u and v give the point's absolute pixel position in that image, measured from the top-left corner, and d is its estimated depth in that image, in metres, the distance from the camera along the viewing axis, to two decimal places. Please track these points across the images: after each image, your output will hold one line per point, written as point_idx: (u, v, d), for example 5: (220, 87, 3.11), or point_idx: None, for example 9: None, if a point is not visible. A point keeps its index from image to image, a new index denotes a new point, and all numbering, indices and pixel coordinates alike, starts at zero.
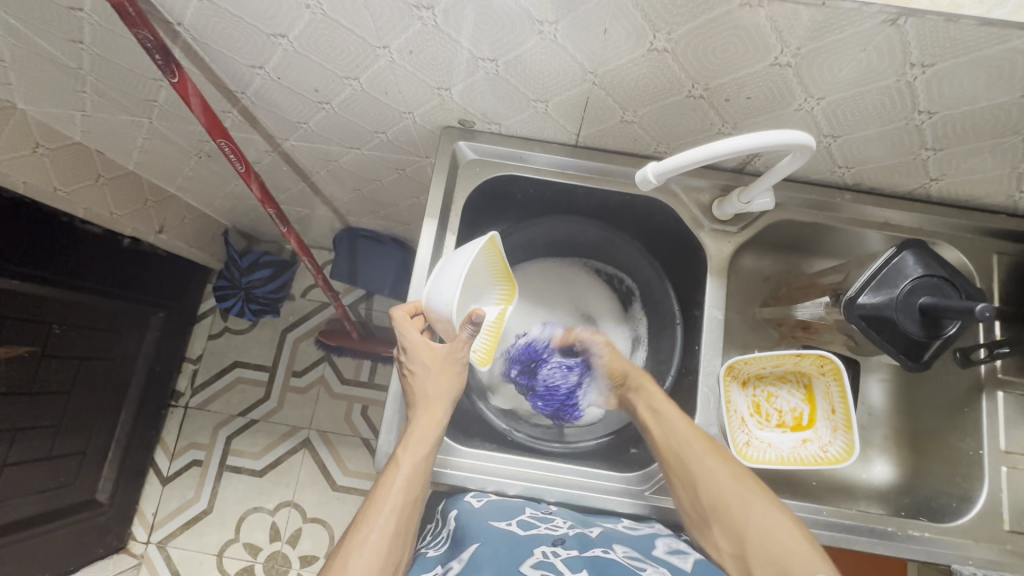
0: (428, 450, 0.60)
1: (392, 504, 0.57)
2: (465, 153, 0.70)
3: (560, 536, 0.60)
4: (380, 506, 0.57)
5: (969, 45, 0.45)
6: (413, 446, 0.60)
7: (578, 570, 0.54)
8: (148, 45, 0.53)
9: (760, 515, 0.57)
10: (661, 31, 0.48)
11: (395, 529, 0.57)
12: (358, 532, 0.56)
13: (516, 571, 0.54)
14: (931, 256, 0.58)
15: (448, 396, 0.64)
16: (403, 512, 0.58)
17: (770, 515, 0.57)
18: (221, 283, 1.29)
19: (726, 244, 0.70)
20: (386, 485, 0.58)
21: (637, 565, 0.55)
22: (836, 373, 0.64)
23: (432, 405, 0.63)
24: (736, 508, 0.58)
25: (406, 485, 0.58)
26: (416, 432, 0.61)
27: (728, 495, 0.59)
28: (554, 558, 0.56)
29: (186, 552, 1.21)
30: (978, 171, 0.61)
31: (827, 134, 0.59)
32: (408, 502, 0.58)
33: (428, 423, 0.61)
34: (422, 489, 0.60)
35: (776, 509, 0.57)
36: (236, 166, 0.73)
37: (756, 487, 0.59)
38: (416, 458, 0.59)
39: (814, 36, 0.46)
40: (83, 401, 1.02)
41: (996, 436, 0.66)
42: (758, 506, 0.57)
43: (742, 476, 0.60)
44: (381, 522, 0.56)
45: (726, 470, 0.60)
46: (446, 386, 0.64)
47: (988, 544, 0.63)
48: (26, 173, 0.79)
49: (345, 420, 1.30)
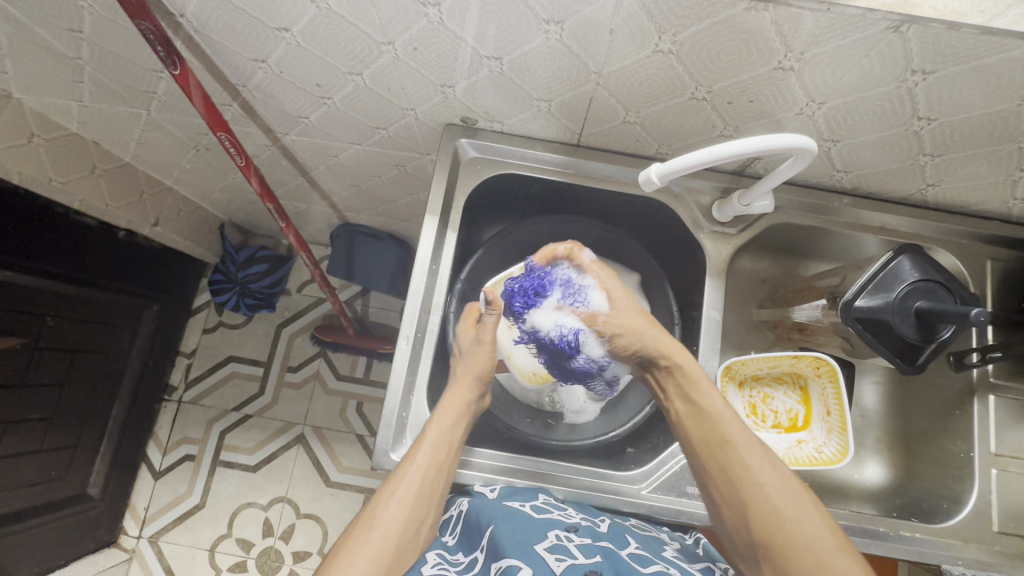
0: (454, 421, 0.62)
1: (418, 466, 0.58)
2: (466, 151, 0.71)
3: (572, 523, 0.58)
4: (406, 468, 0.58)
5: (970, 53, 0.46)
6: (441, 417, 0.61)
7: (593, 556, 0.54)
8: (150, 37, 0.53)
9: (812, 531, 0.53)
10: (666, 33, 0.49)
11: (419, 490, 0.58)
12: (385, 489, 0.58)
13: (532, 552, 0.54)
14: (927, 261, 0.59)
15: (475, 375, 0.67)
16: (428, 477, 0.59)
17: (821, 533, 0.53)
18: (216, 277, 1.28)
19: (725, 245, 0.71)
20: (412, 451, 0.59)
21: (645, 562, 0.55)
22: (832, 374, 0.66)
23: (462, 383, 0.66)
24: (790, 523, 0.53)
25: (431, 454, 0.59)
26: (445, 407, 0.63)
27: (782, 508, 0.54)
28: (568, 541, 0.55)
29: (178, 547, 1.20)
30: (974, 178, 0.62)
31: (827, 139, 0.60)
32: (434, 468, 0.59)
33: (457, 397, 0.64)
34: (449, 460, 0.61)
35: (826, 525, 0.54)
36: (236, 159, 0.72)
37: (808, 500, 0.55)
38: (442, 431, 0.60)
39: (818, 41, 0.47)
40: (76, 394, 1.01)
41: (987, 439, 0.67)
42: (810, 521, 0.53)
43: (794, 487, 0.56)
44: (407, 481, 0.58)
45: (777, 479, 0.56)
46: (481, 365, 0.67)
47: (977, 545, 0.64)
48: (20, 162, 0.79)
49: (340, 416, 1.30)
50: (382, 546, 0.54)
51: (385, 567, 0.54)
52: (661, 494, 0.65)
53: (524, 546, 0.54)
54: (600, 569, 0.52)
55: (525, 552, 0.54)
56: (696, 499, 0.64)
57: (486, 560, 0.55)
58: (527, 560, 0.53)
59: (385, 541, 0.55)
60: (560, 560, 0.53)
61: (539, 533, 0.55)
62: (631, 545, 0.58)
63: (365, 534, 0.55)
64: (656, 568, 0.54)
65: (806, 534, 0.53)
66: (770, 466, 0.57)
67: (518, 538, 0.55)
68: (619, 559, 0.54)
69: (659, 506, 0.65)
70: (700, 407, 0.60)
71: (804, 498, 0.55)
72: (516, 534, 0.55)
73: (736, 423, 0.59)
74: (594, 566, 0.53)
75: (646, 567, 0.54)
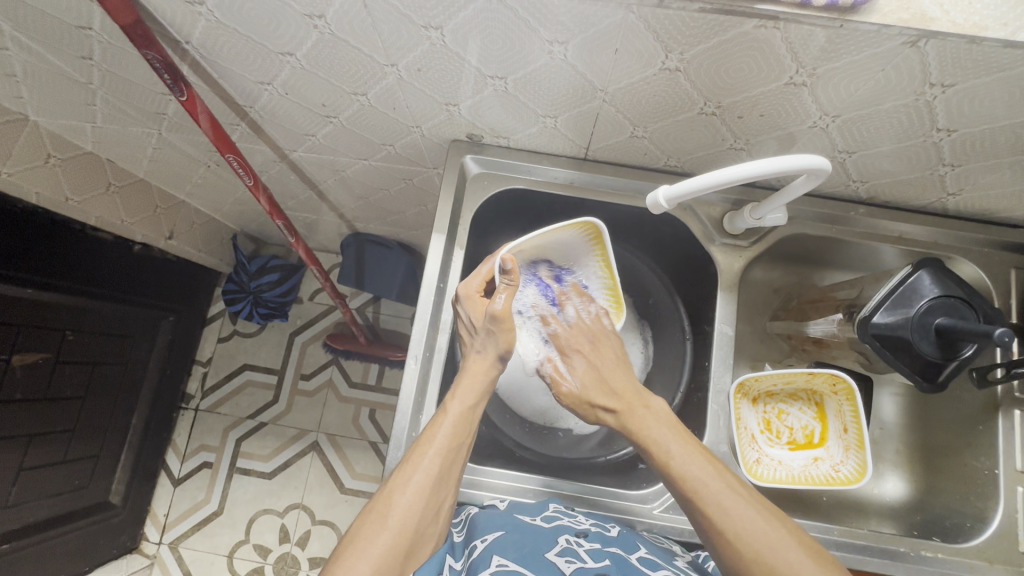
0: (475, 401, 0.60)
1: (436, 448, 0.56)
2: (471, 167, 0.70)
3: (582, 530, 0.57)
4: (424, 449, 0.56)
5: (996, 66, 0.43)
6: (461, 395, 0.60)
7: (602, 560, 0.52)
8: (155, 65, 0.53)
9: (784, 572, 0.48)
10: (673, 52, 0.48)
11: (438, 473, 0.55)
12: (402, 472, 0.55)
13: (542, 559, 0.52)
14: (948, 276, 0.57)
15: (498, 353, 0.62)
16: (447, 458, 0.56)
17: (796, 569, 0.48)
18: (229, 287, 1.29)
19: (737, 258, 0.70)
20: (432, 430, 0.57)
21: (655, 567, 0.53)
22: (849, 393, 0.63)
23: (479, 360, 0.62)
24: (760, 565, 0.49)
25: (452, 433, 0.57)
26: (465, 383, 0.61)
27: (749, 553, 0.50)
28: (578, 546, 0.53)
29: (197, 552, 1.22)
30: (996, 187, 0.60)
31: (842, 150, 0.58)
32: (453, 451, 0.57)
33: (475, 375, 0.61)
34: (467, 441, 0.59)
35: (801, 559, 0.49)
36: (244, 179, 0.73)
37: (780, 532, 0.51)
38: (463, 408, 0.59)
39: (830, 56, 0.45)
40: (97, 406, 1.03)
41: (1013, 455, 0.65)
42: (781, 558, 0.49)
43: (764, 521, 0.51)
44: (425, 464, 0.55)
45: (743, 515, 0.52)
46: (506, 343, 0.62)
47: (1003, 565, 0.62)
48: (38, 183, 0.80)
49: (353, 423, 1.30)
50: (399, 534, 0.51)
51: (402, 556, 0.51)
52: (673, 513, 0.65)
53: (534, 556, 0.52)
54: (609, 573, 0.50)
55: (533, 560, 0.52)
56: None
57: (487, 549, 0.52)
58: (537, 569, 0.50)
59: (401, 528, 0.52)
60: (569, 563, 0.51)
61: (550, 542, 0.54)
62: (641, 550, 0.56)
63: (378, 522, 0.52)
64: (665, 572, 0.52)
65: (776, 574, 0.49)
66: (737, 498, 0.53)
67: (530, 547, 0.53)
68: (628, 565, 0.52)
69: (671, 526, 0.64)
70: (655, 452, 0.57)
71: (783, 534, 0.51)
72: (525, 548, 0.53)
73: (695, 459, 0.56)
74: (603, 570, 0.50)
75: (655, 571, 0.52)
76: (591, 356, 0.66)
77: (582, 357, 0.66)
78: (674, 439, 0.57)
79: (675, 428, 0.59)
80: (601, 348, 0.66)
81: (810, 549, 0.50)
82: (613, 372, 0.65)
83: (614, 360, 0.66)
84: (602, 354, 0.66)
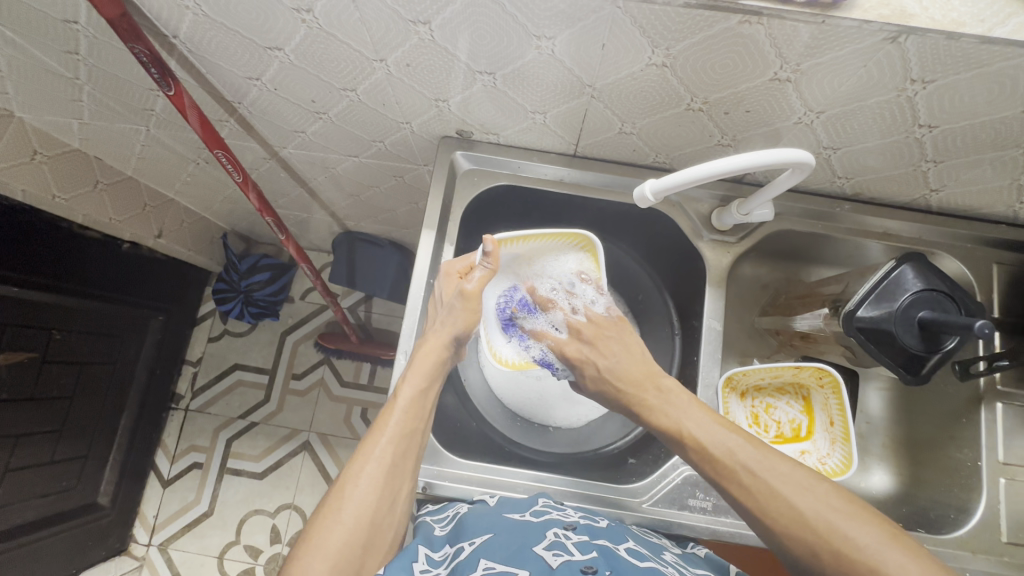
0: (427, 383, 0.60)
1: (388, 437, 0.56)
2: (461, 164, 0.70)
3: (570, 522, 0.57)
4: (376, 439, 0.56)
5: (974, 62, 0.44)
6: (412, 379, 0.59)
7: (589, 552, 0.52)
8: (143, 58, 0.53)
9: (817, 542, 0.48)
10: (659, 47, 0.48)
11: (391, 462, 0.55)
12: (354, 464, 0.55)
13: (530, 553, 0.52)
14: (930, 270, 0.58)
15: (454, 332, 0.62)
16: (401, 446, 0.57)
17: (829, 537, 0.47)
18: (219, 286, 1.28)
19: (724, 254, 0.70)
20: (384, 419, 0.57)
21: (643, 559, 0.53)
22: (835, 386, 0.64)
23: (435, 339, 0.62)
24: (793, 540, 0.49)
25: (405, 419, 0.58)
26: (415, 366, 0.60)
27: (778, 528, 0.50)
28: (566, 539, 0.54)
29: (187, 553, 1.21)
30: (977, 182, 0.61)
31: (826, 146, 0.59)
32: (406, 437, 0.57)
33: (428, 354, 0.61)
34: (423, 424, 0.59)
35: (831, 524, 0.48)
36: (234, 175, 0.72)
37: (805, 499, 0.50)
38: (415, 392, 0.59)
39: (813, 52, 0.46)
40: (85, 405, 1.02)
41: (995, 447, 0.66)
42: (810, 528, 0.48)
43: (789, 491, 0.51)
44: (377, 455, 0.55)
45: (766, 489, 0.52)
46: (461, 322, 0.62)
47: (986, 556, 0.63)
48: (24, 180, 0.79)
49: (345, 422, 1.30)
50: (354, 528, 0.51)
51: (359, 549, 0.51)
52: (662, 507, 0.65)
53: (521, 552, 0.52)
54: (596, 565, 0.50)
55: (521, 556, 0.52)
56: (697, 512, 0.64)
57: (474, 553, 0.52)
58: (523, 563, 0.51)
59: (356, 522, 0.52)
60: (557, 555, 0.51)
61: (537, 537, 0.54)
62: (628, 542, 0.56)
63: (332, 518, 0.52)
64: (652, 563, 0.52)
65: (810, 547, 0.48)
66: (767, 473, 0.52)
67: (517, 544, 0.53)
68: (616, 556, 0.52)
69: (661, 520, 0.64)
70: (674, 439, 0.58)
71: (812, 504, 0.49)
72: (512, 546, 0.53)
73: (717, 439, 0.56)
74: (590, 562, 0.50)
75: (642, 562, 0.52)
76: (592, 359, 0.66)
77: (582, 362, 0.67)
78: (688, 416, 0.58)
79: (689, 405, 0.59)
80: (602, 345, 0.66)
81: (848, 510, 0.49)
82: (621, 367, 0.64)
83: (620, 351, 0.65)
84: (608, 351, 0.66)
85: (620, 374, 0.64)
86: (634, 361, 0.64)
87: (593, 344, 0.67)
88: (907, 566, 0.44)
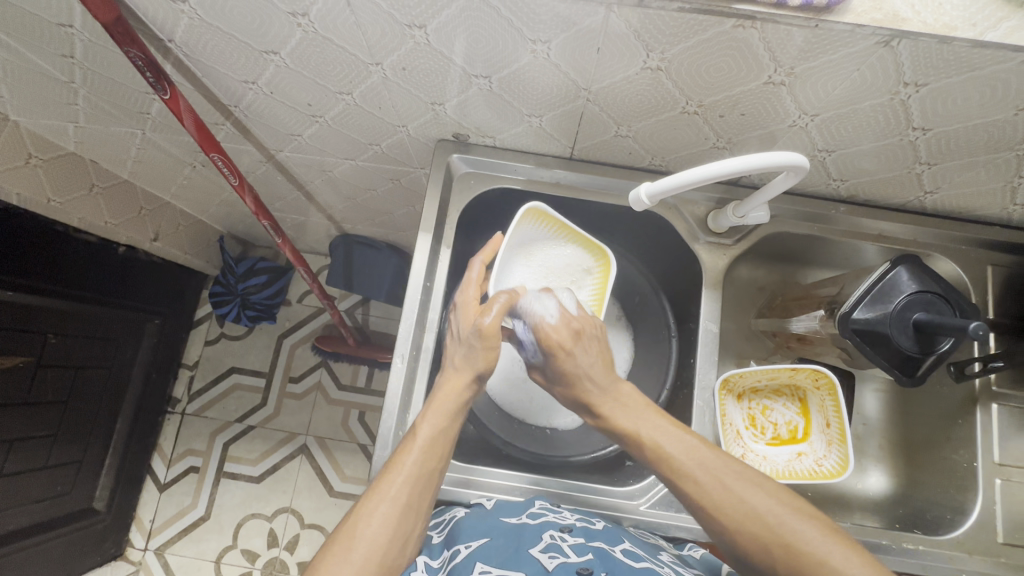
0: (447, 422, 0.59)
1: (405, 475, 0.55)
2: (458, 167, 0.70)
3: (567, 524, 0.58)
4: (393, 477, 0.55)
5: (966, 65, 0.45)
6: (432, 416, 0.58)
7: (585, 554, 0.52)
8: (138, 63, 0.53)
9: (768, 536, 0.50)
10: (654, 51, 0.48)
11: (407, 501, 0.54)
12: (368, 501, 0.54)
13: (526, 556, 0.52)
14: (925, 272, 0.58)
15: (474, 369, 0.61)
16: (418, 486, 0.55)
17: (777, 530, 0.50)
18: (215, 289, 1.28)
19: (721, 256, 0.70)
20: (402, 455, 0.56)
21: (638, 559, 0.53)
22: (831, 387, 0.65)
23: (456, 376, 0.61)
24: (745, 534, 0.51)
25: (422, 458, 0.56)
26: (436, 402, 0.59)
27: (732, 524, 0.52)
28: (562, 541, 0.54)
29: (184, 558, 1.21)
30: (971, 185, 0.61)
31: (821, 149, 0.59)
32: (423, 477, 0.56)
33: (450, 392, 0.60)
34: (440, 465, 0.58)
35: (782, 518, 0.51)
36: (230, 179, 0.72)
37: (759, 496, 0.52)
38: (435, 430, 0.58)
39: (806, 56, 0.46)
40: (80, 410, 1.02)
41: (991, 448, 0.66)
42: (761, 523, 0.51)
43: (741, 488, 0.53)
44: (392, 493, 0.54)
45: (721, 486, 0.54)
46: (482, 361, 0.61)
47: (981, 556, 0.63)
48: (20, 183, 0.79)
49: (343, 425, 1.30)
50: (363, 567, 0.49)
51: None
52: (659, 509, 0.65)
53: (518, 555, 0.53)
54: (592, 567, 0.50)
55: (517, 560, 0.52)
56: None
57: (470, 556, 0.52)
58: (519, 566, 0.51)
59: (366, 562, 0.50)
60: (552, 558, 0.52)
61: (533, 539, 0.54)
62: (624, 543, 0.56)
63: (342, 556, 0.50)
64: (648, 564, 0.53)
65: (761, 540, 0.51)
66: (719, 472, 0.54)
67: (512, 548, 0.53)
68: (612, 558, 0.52)
69: (658, 522, 0.64)
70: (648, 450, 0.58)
71: (762, 501, 0.52)
72: (508, 550, 0.53)
73: (671, 440, 0.57)
74: (585, 564, 0.51)
75: (638, 562, 0.52)
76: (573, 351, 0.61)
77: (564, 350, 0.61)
78: (643, 421, 0.59)
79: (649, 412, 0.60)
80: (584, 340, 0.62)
81: (792, 506, 0.52)
82: (591, 368, 0.62)
83: (597, 356, 0.62)
84: (588, 346, 0.62)
85: (591, 375, 0.61)
86: (606, 370, 0.62)
87: (576, 333, 0.62)
88: (850, 559, 0.47)
